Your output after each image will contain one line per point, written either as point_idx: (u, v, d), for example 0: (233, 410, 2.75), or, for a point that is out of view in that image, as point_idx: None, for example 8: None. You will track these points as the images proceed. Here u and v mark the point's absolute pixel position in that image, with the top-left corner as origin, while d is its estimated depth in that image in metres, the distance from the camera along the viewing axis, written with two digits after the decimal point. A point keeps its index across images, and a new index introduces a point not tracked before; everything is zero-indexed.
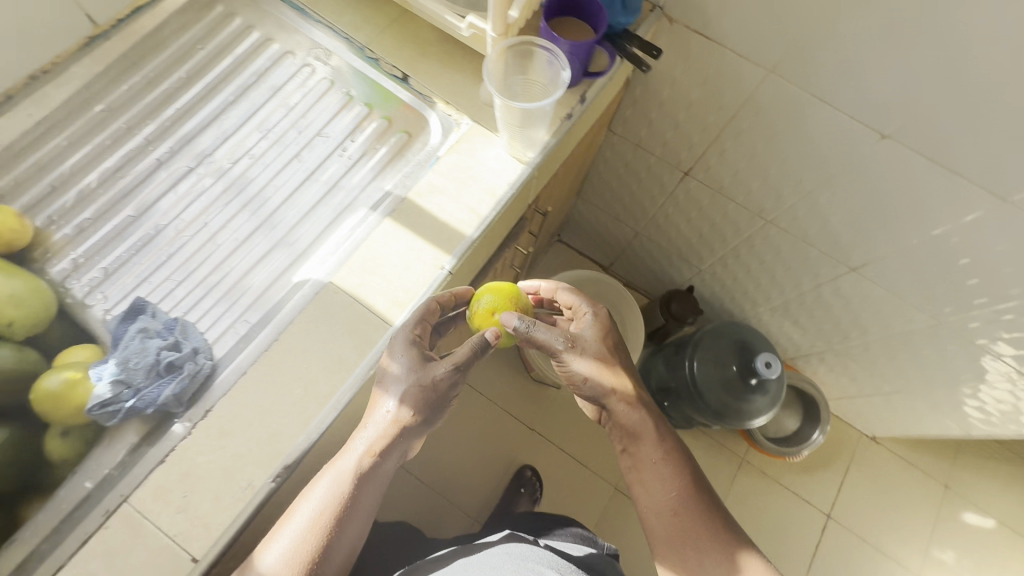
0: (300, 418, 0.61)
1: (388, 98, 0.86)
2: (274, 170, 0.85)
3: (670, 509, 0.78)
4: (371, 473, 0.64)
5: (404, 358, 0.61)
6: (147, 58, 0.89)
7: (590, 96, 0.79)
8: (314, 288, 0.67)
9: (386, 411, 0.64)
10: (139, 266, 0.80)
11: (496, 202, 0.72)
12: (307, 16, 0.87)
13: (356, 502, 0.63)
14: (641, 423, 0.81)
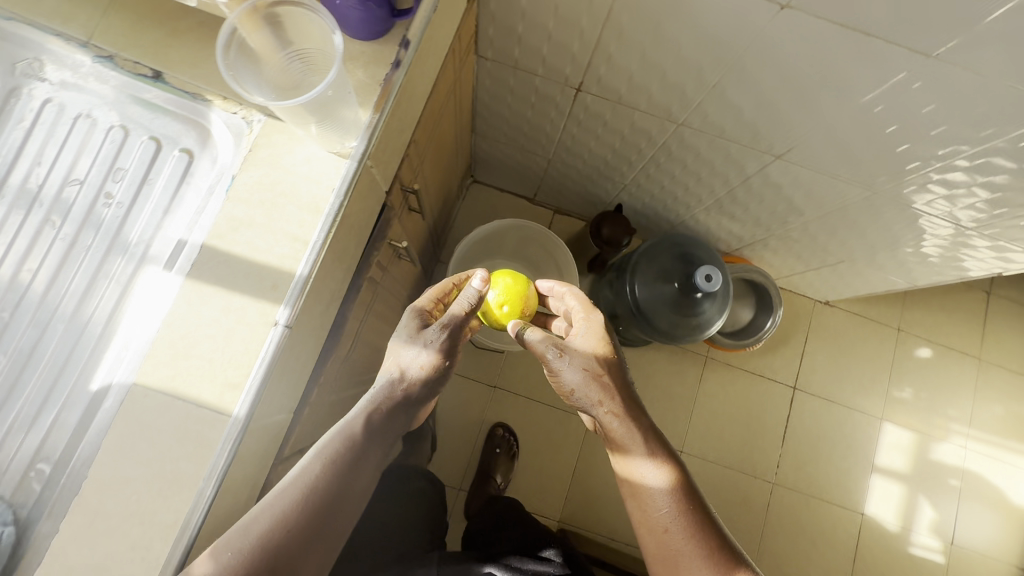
0: (145, 562, 0.51)
1: (150, 106, 0.69)
2: (46, 228, 0.66)
3: (663, 529, 0.76)
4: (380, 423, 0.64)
5: (407, 326, 0.68)
6: None
7: (412, 43, 0.60)
8: (118, 396, 0.53)
9: (392, 373, 0.66)
10: None
11: (322, 219, 0.56)
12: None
13: (342, 472, 0.59)
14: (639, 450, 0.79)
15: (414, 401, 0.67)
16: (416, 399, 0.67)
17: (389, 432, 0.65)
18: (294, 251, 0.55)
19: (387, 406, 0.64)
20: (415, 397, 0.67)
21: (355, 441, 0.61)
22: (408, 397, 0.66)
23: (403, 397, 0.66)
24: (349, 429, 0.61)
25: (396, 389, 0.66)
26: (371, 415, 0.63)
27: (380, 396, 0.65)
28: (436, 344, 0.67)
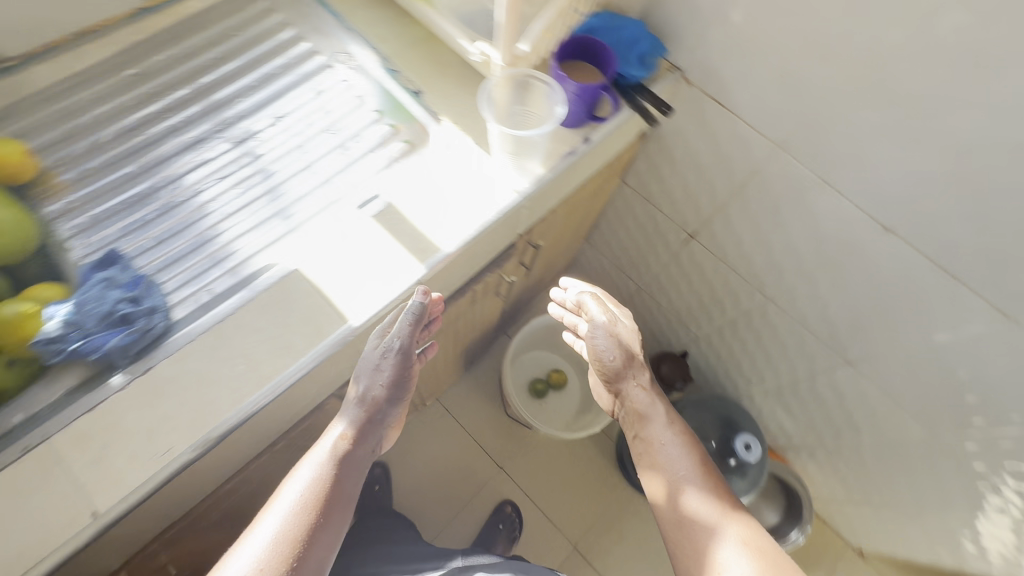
0: (254, 382, 0.62)
1: (401, 110, 0.82)
2: (294, 167, 0.77)
3: (676, 483, 0.72)
4: (356, 460, 0.67)
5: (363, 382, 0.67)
6: (184, 37, 0.83)
7: (594, 138, 0.79)
8: (281, 272, 0.68)
9: (358, 395, 0.68)
10: (145, 243, 0.69)
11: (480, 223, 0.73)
12: (342, 22, 0.85)
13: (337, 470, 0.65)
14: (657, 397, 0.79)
15: (376, 428, 0.69)
16: (382, 404, 0.68)
17: (374, 432, 0.69)
18: (453, 236, 0.72)
19: (364, 445, 0.68)
20: (389, 401, 0.69)
21: (337, 462, 0.66)
22: (370, 411, 0.68)
23: (378, 400, 0.68)
24: (352, 416, 0.68)
25: (371, 400, 0.68)
26: (358, 421, 0.68)
27: (354, 447, 0.67)
28: (407, 366, 0.69)
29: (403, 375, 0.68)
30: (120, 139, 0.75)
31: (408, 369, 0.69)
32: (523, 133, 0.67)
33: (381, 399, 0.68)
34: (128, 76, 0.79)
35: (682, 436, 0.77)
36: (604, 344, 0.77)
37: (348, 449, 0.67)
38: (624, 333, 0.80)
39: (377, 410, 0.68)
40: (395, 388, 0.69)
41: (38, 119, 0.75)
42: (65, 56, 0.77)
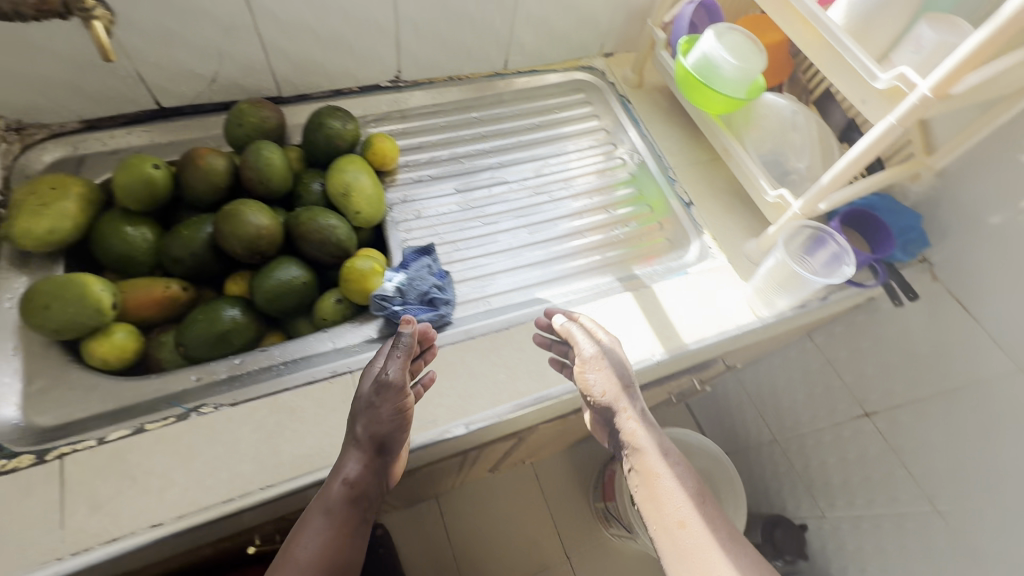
0: (507, 394, 0.70)
1: (667, 212, 0.94)
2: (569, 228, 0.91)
3: (678, 521, 0.59)
4: (360, 501, 0.59)
5: (359, 420, 0.60)
6: (517, 102, 1.03)
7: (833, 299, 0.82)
8: (550, 310, 0.78)
9: (361, 424, 0.60)
10: (448, 246, 0.84)
11: (720, 331, 0.80)
12: (640, 128, 1.01)
13: (338, 513, 0.57)
14: (671, 462, 0.62)
15: (376, 467, 0.60)
16: (376, 446, 0.60)
17: (372, 470, 0.60)
18: (695, 332, 0.79)
19: (366, 477, 0.59)
20: (385, 442, 0.60)
21: (345, 508, 0.58)
22: (368, 449, 0.59)
23: (374, 440, 0.59)
24: (347, 459, 0.59)
25: (354, 437, 0.59)
26: (357, 467, 0.59)
27: (355, 488, 0.58)
28: (397, 394, 0.60)
29: (377, 406, 0.60)
30: (452, 167, 0.93)
31: (399, 395, 0.60)
32: (803, 270, 0.74)
33: (384, 429, 0.60)
34: (471, 117, 0.99)
35: (675, 470, 0.62)
36: (605, 375, 0.65)
37: (354, 490, 0.58)
38: (615, 359, 0.66)
39: (372, 442, 0.59)
40: (390, 420, 0.60)
41: (403, 131, 0.95)
42: (435, 89, 0.98)
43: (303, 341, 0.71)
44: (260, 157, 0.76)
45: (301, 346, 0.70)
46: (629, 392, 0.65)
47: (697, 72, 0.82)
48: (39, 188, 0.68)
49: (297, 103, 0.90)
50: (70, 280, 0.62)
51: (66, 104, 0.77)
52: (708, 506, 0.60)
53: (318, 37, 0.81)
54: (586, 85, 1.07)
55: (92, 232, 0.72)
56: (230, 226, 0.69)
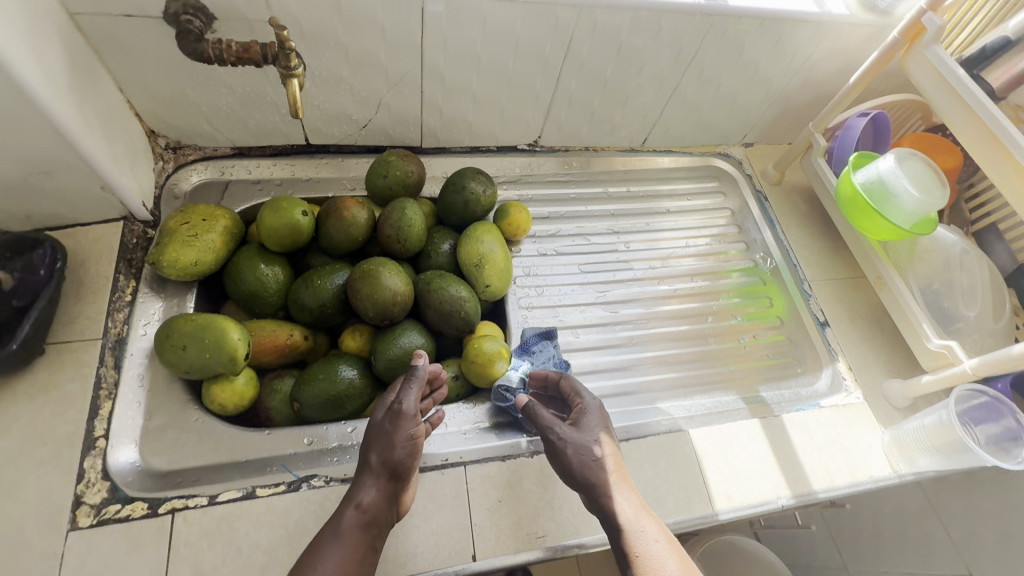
0: None
1: (797, 329, 0.87)
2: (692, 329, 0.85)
3: None
4: (363, 538, 0.52)
5: (373, 448, 0.57)
6: (649, 182, 0.99)
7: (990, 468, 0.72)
8: (671, 425, 0.72)
9: (373, 457, 0.56)
10: (568, 331, 0.80)
11: (854, 482, 0.72)
12: (777, 231, 0.95)
13: (343, 543, 0.51)
14: (626, 492, 0.56)
15: (390, 493, 0.55)
16: (389, 470, 0.56)
17: (387, 497, 0.55)
18: (826, 478, 0.71)
19: (376, 506, 0.54)
20: (398, 468, 0.56)
21: (355, 532, 0.52)
22: (382, 473, 0.55)
23: (387, 466, 0.56)
24: (362, 486, 0.55)
25: (369, 464, 0.56)
26: (372, 493, 0.54)
27: (363, 521, 0.53)
28: (412, 417, 0.58)
29: (391, 432, 0.57)
30: (578, 242, 0.89)
31: (410, 417, 0.58)
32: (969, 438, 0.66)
33: (398, 458, 0.56)
34: (600, 192, 0.95)
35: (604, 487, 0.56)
36: (595, 447, 0.59)
37: (366, 514, 0.53)
38: (595, 419, 0.62)
39: (383, 470, 0.55)
40: (405, 449, 0.57)
41: (532, 197, 0.92)
42: (571, 158, 0.95)
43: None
44: (403, 216, 0.74)
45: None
46: (595, 442, 0.59)
47: (868, 195, 0.76)
48: (191, 218, 0.68)
49: (435, 155, 0.89)
50: (210, 323, 0.61)
51: (225, 133, 0.78)
52: None
53: (475, 99, 0.80)
54: (722, 174, 1.02)
55: (229, 266, 0.71)
56: (366, 285, 0.67)
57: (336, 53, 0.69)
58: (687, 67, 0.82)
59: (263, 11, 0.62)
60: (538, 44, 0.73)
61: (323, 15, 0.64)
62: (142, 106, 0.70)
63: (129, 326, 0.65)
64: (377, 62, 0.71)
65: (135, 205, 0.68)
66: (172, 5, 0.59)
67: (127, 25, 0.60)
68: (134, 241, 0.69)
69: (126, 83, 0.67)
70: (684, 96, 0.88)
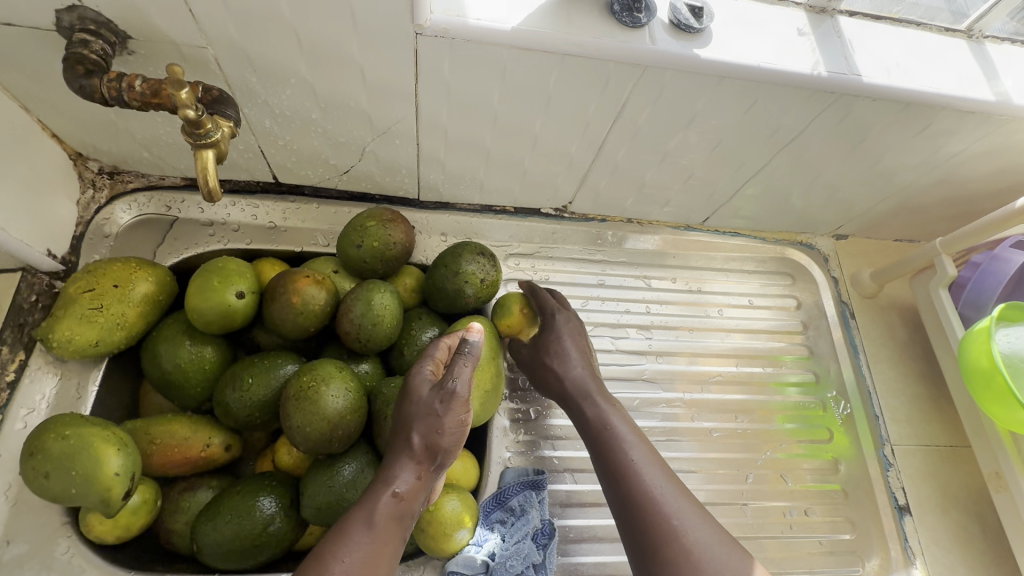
0: None
1: (868, 506, 0.66)
2: (726, 485, 0.66)
3: (618, 470, 0.49)
4: (397, 526, 0.45)
5: (414, 423, 0.47)
6: (704, 269, 0.78)
7: None
8: None
9: (414, 437, 0.47)
10: (562, 479, 0.62)
11: None
12: (859, 364, 0.73)
13: (377, 531, 0.44)
14: (587, 387, 0.57)
15: (430, 479, 0.48)
16: (430, 456, 0.47)
17: (425, 482, 0.48)
18: None
19: (413, 493, 0.46)
20: (440, 455, 0.47)
21: (390, 524, 0.45)
22: (422, 460, 0.47)
23: (432, 451, 0.47)
24: (399, 472, 0.46)
25: (409, 447, 0.47)
26: (411, 480, 0.46)
27: (401, 504, 0.45)
28: (469, 401, 0.48)
29: (441, 415, 0.47)
30: (598, 347, 0.70)
31: (465, 401, 0.48)
32: None
33: (444, 444, 0.47)
34: (638, 278, 0.75)
35: (573, 390, 0.57)
36: (568, 358, 0.59)
37: (401, 503, 0.46)
38: (565, 334, 0.61)
39: (423, 457, 0.47)
40: (452, 435, 0.47)
41: (549, 276, 0.73)
42: (607, 230, 0.75)
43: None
44: (371, 307, 0.57)
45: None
46: (562, 360, 0.60)
47: (1010, 377, 0.53)
48: (97, 283, 0.53)
49: (435, 211, 0.71)
50: (82, 446, 0.46)
51: (171, 162, 0.62)
52: (679, 491, 0.47)
53: (488, 156, 0.61)
54: (801, 270, 0.79)
55: (145, 342, 0.57)
56: (300, 408, 0.51)
57: (300, 91, 0.51)
58: (780, 147, 0.60)
59: (193, 34, 0.44)
60: (577, 104, 0.53)
61: (278, 46, 0.46)
62: (58, 125, 0.55)
63: (5, 415, 0.52)
64: (356, 106, 0.53)
65: (34, 256, 0.54)
66: (64, 15, 0.42)
67: (12, 35, 0.44)
68: (31, 299, 0.55)
69: (30, 101, 0.52)
70: (768, 178, 0.66)
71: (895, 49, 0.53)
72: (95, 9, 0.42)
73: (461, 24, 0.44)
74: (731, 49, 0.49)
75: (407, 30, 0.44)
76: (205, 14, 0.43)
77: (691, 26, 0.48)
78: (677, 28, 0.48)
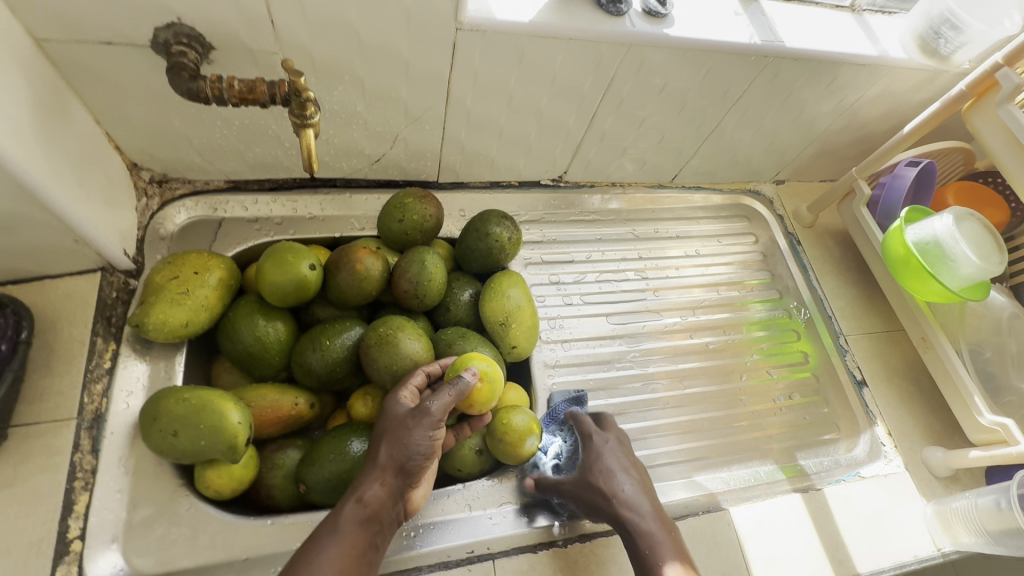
0: None
1: (834, 387, 0.82)
2: (725, 387, 0.80)
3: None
4: (367, 529, 0.51)
5: (384, 439, 0.53)
6: (677, 220, 0.93)
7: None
8: (708, 503, 0.68)
9: (384, 450, 0.53)
10: (594, 398, 0.75)
11: (900, 563, 0.67)
12: (810, 278, 0.90)
13: (346, 533, 0.50)
14: (636, 503, 0.59)
15: (396, 491, 0.53)
16: (399, 469, 0.52)
17: (391, 494, 0.53)
18: (871, 560, 0.67)
19: (378, 501, 0.52)
20: (409, 471, 0.52)
21: (354, 529, 0.50)
22: (390, 472, 0.52)
23: (401, 466, 0.52)
24: (365, 481, 0.52)
25: (380, 460, 0.52)
26: (379, 489, 0.52)
27: (367, 511, 0.51)
28: (434, 425, 0.53)
29: (409, 429, 0.52)
30: (606, 290, 0.83)
31: (429, 424, 0.52)
32: None
33: (410, 458, 0.52)
34: (627, 232, 0.89)
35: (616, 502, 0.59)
36: (615, 472, 0.62)
37: (366, 511, 0.51)
38: (614, 446, 0.64)
39: (390, 471, 0.52)
40: (416, 452, 0.52)
41: (555, 238, 0.85)
42: (596, 195, 0.89)
43: (441, 496, 0.62)
44: (423, 268, 0.66)
45: (434, 506, 0.62)
46: (614, 471, 0.62)
47: (922, 256, 0.71)
48: (180, 272, 0.60)
49: (452, 191, 0.81)
50: (205, 404, 0.53)
51: (219, 166, 0.69)
52: None
53: (500, 135, 0.73)
54: (753, 212, 0.96)
55: (223, 322, 0.63)
56: (383, 353, 0.60)
57: (350, 87, 0.60)
58: (731, 106, 0.76)
59: (269, 42, 0.53)
60: (575, 82, 0.66)
61: (340, 48, 0.55)
62: (121, 137, 0.61)
63: (108, 399, 0.56)
64: (397, 97, 0.63)
65: (115, 255, 0.59)
66: (161, 32, 0.50)
67: (108, 53, 0.51)
68: (113, 295, 0.60)
69: (104, 115, 0.57)
70: (722, 135, 0.82)
71: (803, 23, 0.70)
72: (191, 24, 0.50)
73: (490, 19, 0.55)
74: (690, 28, 0.64)
75: (449, 27, 0.55)
76: (284, 23, 0.52)
77: (659, 12, 0.62)
78: (648, 14, 0.62)
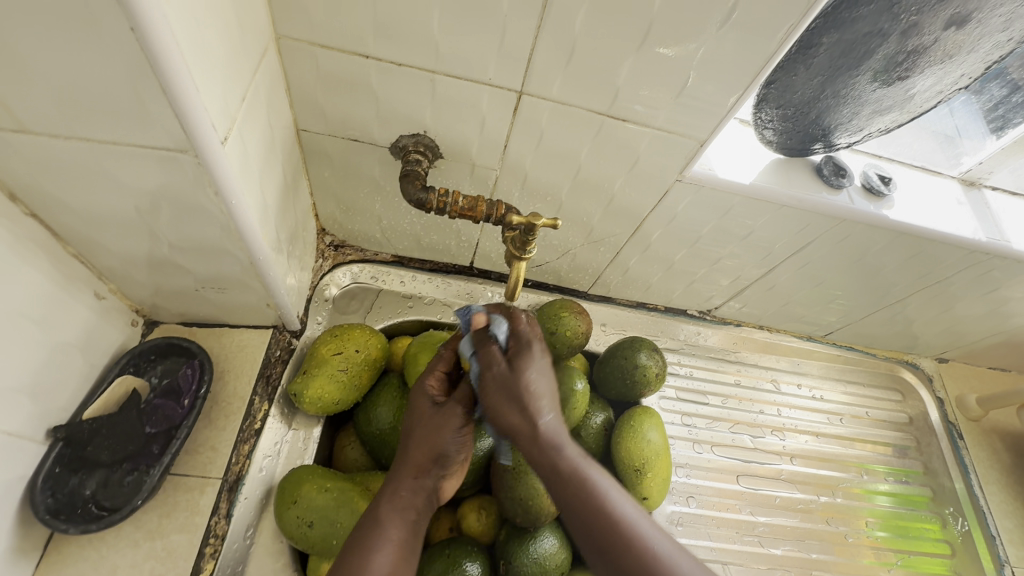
0: None
1: None
2: None
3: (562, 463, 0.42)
4: (417, 514, 0.47)
5: (414, 430, 0.51)
6: (823, 378, 0.85)
7: None
8: None
9: (415, 440, 0.50)
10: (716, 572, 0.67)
11: None
12: (972, 485, 0.79)
13: (396, 518, 0.45)
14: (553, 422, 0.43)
15: (433, 478, 0.50)
16: (432, 457, 0.50)
17: (428, 482, 0.50)
18: None
19: (420, 486, 0.49)
20: (442, 458, 0.50)
21: (402, 515, 0.46)
22: (425, 459, 0.49)
23: (435, 451, 0.50)
24: (400, 475, 0.48)
25: (414, 447, 0.50)
26: (418, 481, 0.49)
27: (408, 497, 0.47)
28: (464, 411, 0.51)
29: (443, 421, 0.51)
30: (739, 443, 0.76)
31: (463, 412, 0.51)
32: None
33: (444, 443, 0.50)
34: (770, 387, 0.82)
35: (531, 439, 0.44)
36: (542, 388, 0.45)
37: (406, 502, 0.47)
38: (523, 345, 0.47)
39: (431, 458, 0.50)
40: (449, 438, 0.50)
41: (693, 374, 0.79)
42: (742, 334, 0.83)
43: None
44: (568, 389, 0.63)
45: None
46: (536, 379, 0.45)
47: None
48: (344, 346, 0.60)
49: (598, 304, 0.78)
50: (344, 501, 0.51)
51: (391, 241, 0.70)
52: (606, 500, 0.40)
53: (669, 267, 0.70)
54: (909, 389, 0.87)
55: (366, 399, 0.62)
56: (520, 484, 0.57)
57: (547, 207, 0.59)
58: (926, 287, 0.69)
59: (494, 160, 0.53)
60: (770, 239, 0.63)
61: (556, 175, 0.55)
62: (319, 205, 0.64)
63: (250, 460, 0.55)
64: (586, 221, 0.62)
65: (290, 318, 0.61)
66: (404, 138, 0.51)
67: (349, 145, 0.53)
68: (277, 354, 0.61)
69: (318, 189, 0.61)
70: (904, 307, 0.75)
71: None
72: (433, 137, 0.51)
73: (712, 176, 0.54)
74: (912, 214, 0.59)
75: (671, 174, 0.53)
76: (516, 148, 0.52)
77: (881, 190, 0.59)
78: (868, 191, 0.59)
